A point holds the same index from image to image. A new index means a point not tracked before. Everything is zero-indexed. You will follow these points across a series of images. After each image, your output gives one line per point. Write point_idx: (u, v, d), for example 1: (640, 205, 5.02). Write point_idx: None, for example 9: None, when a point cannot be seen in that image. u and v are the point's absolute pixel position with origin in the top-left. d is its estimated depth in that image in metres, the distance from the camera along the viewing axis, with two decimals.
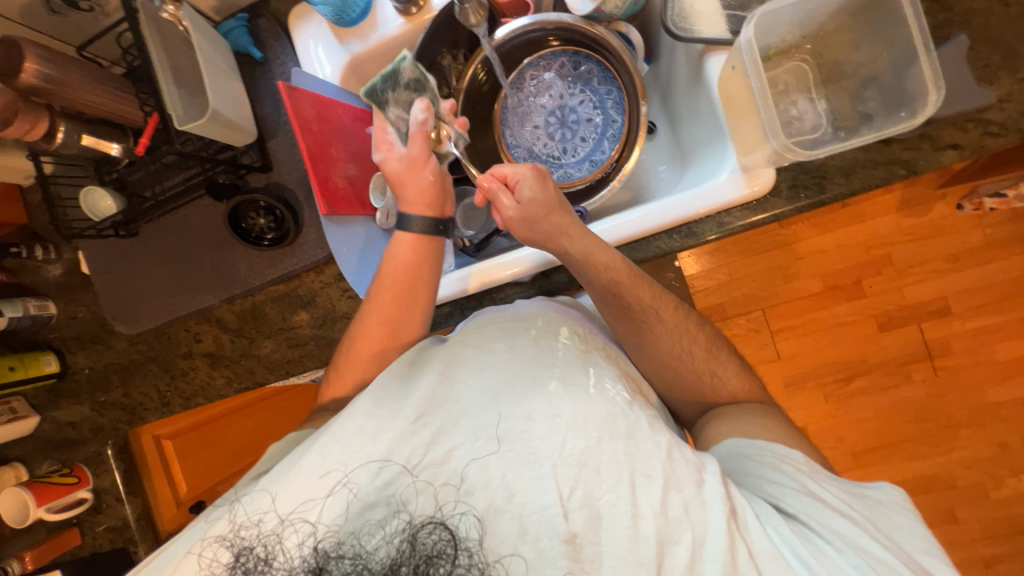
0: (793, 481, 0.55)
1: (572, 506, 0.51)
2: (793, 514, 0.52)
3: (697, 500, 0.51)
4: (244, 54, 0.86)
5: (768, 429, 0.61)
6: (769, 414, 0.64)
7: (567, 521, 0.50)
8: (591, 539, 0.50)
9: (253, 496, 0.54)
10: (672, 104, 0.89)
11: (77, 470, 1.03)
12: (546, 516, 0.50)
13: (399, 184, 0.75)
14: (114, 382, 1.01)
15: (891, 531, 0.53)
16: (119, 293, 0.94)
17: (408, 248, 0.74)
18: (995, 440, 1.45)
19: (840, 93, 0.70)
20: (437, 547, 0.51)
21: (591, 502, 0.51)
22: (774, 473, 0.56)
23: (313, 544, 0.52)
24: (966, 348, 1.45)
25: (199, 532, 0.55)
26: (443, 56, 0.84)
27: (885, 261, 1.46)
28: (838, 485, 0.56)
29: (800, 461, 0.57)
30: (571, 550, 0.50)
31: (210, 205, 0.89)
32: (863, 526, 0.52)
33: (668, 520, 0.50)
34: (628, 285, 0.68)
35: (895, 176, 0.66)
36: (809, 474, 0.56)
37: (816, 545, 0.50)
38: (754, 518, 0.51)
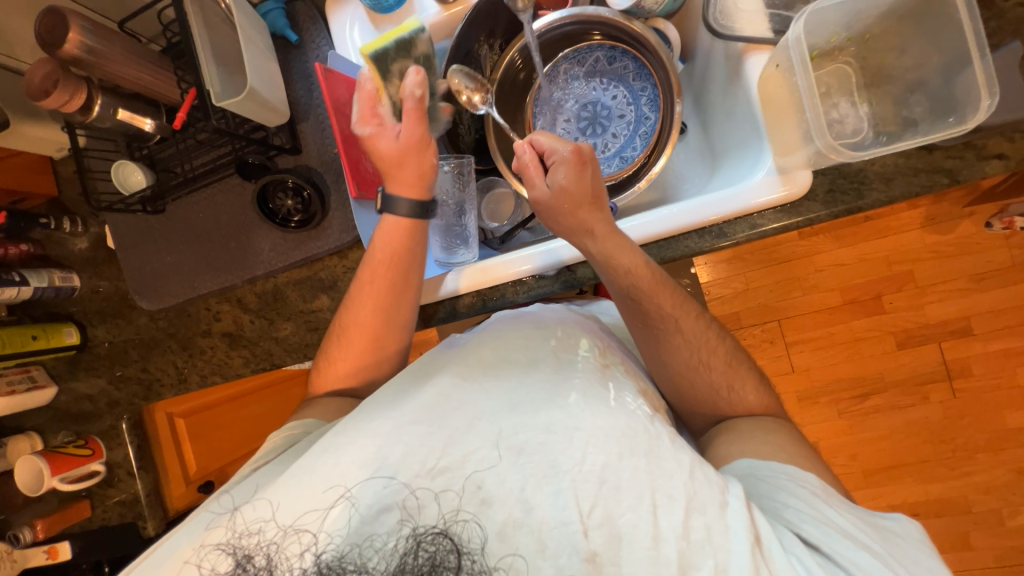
0: (811, 509, 0.51)
1: (591, 524, 0.48)
2: (816, 545, 0.49)
3: (720, 525, 0.47)
4: (280, 36, 0.86)
5: (781, 451, 0.59)
6: (783, 431, 0.62)
7: (587, 539, 0.47)
8: (611, 559, 0.47)
9: (254, 504, 0.52)
10: (705, 104, 0.88)
11: (91, 442, 1.05)
12: (566, 533, 0.48)
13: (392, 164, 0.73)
14: (132, 357, 1.02)
15: (912, 567, 0.50)
16: (143, 269, 0.94)
17: (398, 232, 0.73)
18: (1014, 466, 1.42)
19: (883, 97, 0.69)
20: (438, 556, 0.48)
21: (611, 520, 0.48)
22: (791, 497, 0.53)
23: (314, 555, 0.49)
24: (987, 370, 1.42)
25: (197, 538, 0.52)
26: (481, 45, 0.83)
27: (907, 277, 1.43)
28: (856, 513, 0.53)
29: (817, 484, 0.54)
30: (592, 569, 0.47)
31: (237, 185, 0.89)
32: (883, 559, 0.49)
33: (690, 545, 0.47)
34: (649, 292, 0.67)
35: (938, 185, 0.65)
36: (825, 499, 0.53)
37: None
38: (779, 547, 0.47)
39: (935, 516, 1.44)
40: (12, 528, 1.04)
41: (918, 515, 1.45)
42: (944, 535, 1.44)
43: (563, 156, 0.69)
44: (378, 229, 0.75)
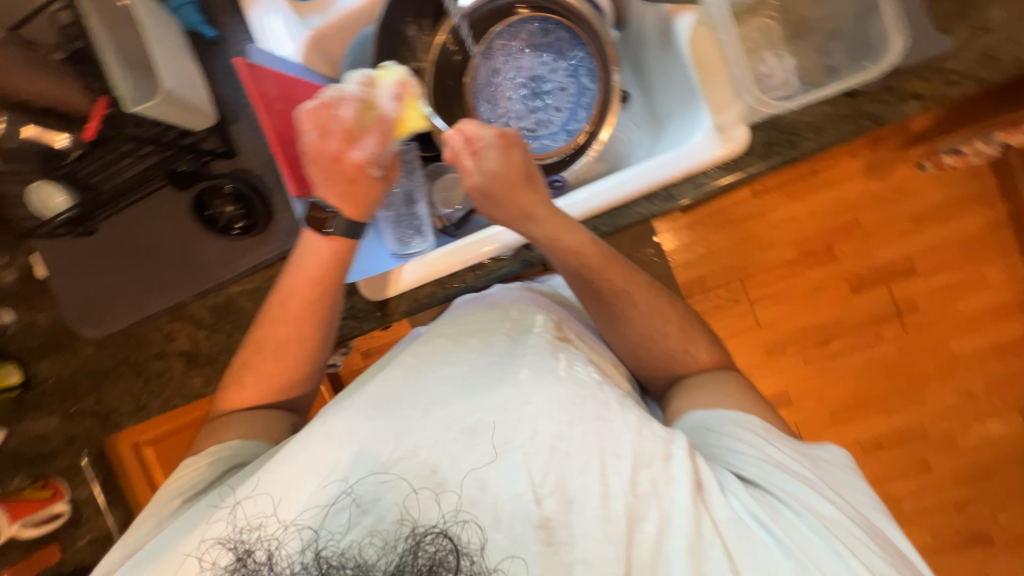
0: (751, 450, 0.55)
1: (544, 493, 0.48)
2: (753, 480, 0.53)
3: (665, 476, 0.50)
4: (196, 33, 0.82)
5: (728, 398, 0.62)
6: (734, 381, 0.65)
7: (540, 507, 0.48)
8: (563, 522, 0.48)
9: (255, 499, 0.51)
10: (644, 71, 0.89)
11: (51, 483, 0.99)
12: (518, 503, 0.48)
13: (354, 177, 0.72)
14: (84, 391, 0.95)
15: (837, 484, 0.55)
16: (81, 297, 0.88)
17: (315, 262, 0.71)
18: (961, 389, 1.53)
19: (806, 48, 0.71)
20: (437, 556, 0.48)
21: (562, 486, 0.49)
22: (735, 442, 0.56)
23: (314, 550, 0.48)
24: (932, 303, 1.51)
25: (197, 533, 0.52)
26: (409, 26, 0.81)
27: (854, 225, 1.50)
28: (792, 445, 0.57)
29: (757, 425, 0.58)
30: (544, 535, 0.47)
31: (173, 196, 0.85)
32: (818, 487, 0.53)
33: (637, 498, 0.49)
34: (600, 268, 0.68)
35: (863, 129, 0.68)
36: (765, 437, 0.57)
37: (775, 508, 0.50)
38: (719, 489, 0.50)
39: (897, 444, 1.54)
40: None
41: (882, 446, 1.55)
42: (906, 461, 1.55)
43: (490, 142, 0.70)
44: (302, 243, 0.73)
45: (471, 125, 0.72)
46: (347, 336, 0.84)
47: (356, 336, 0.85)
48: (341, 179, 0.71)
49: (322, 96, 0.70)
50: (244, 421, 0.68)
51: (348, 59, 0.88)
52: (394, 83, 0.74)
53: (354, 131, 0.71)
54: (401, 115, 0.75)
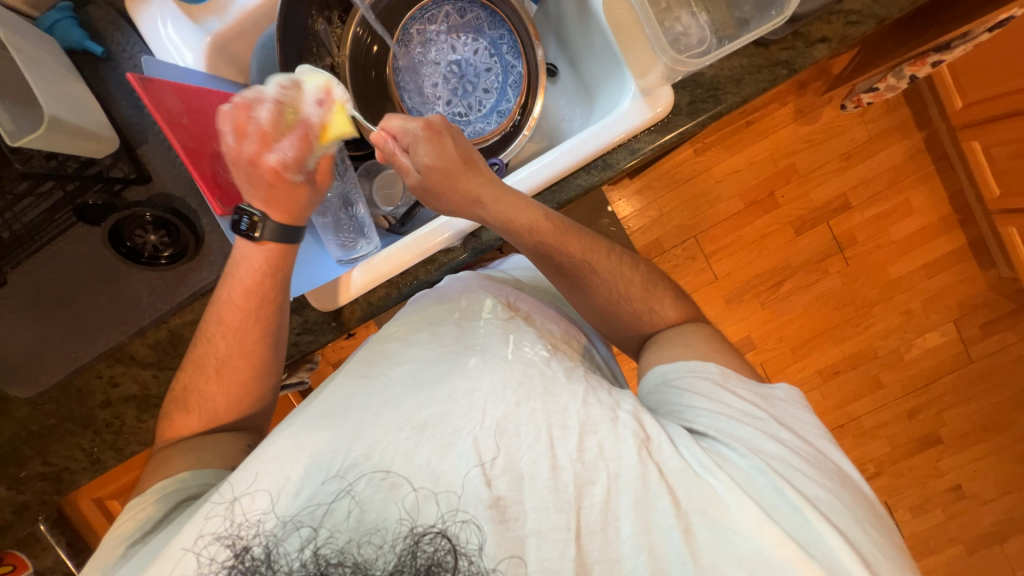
0: (704, 400, 0.58)
1: (494, 473, 0.48)
2: (703, 432, 0.55)
3: (612, 438, 0.51)
4: (80, 50, 0.74)
5: (693, 349, 0.64)
6: (702, 331, 0.68)
7: (490, 487, 0.48)
8: (515, 498, 0.48)
9: (253, 494, 0.49)
10: (568, 42, 0.88)
11: (9, 557, 0.92)
12: (469, 487, 0.47)
13: (272, 182, 0.68)
14: (27, 454, 0.88)
15: (791, 424, 0.58)
16: (3, 355, 0.81)
17: (251, 272, 0.69)
18: (901, 309, 1.65)
19: (717, 3, 0.72)
20: (436, 557, 0.46)
21: (512, 465, 0.49)
22: (692, 397, 0.58)
23: (313, 548, 0.46)
24: (867, 234, 1.62)
25: (195, 527, 0.49)
26: (315, 19, 0.76)
27: (790, 170, 1.57)
28: (749, 388, 0.60)
29: (714, 372, 0.60)
30: (496, 514, 0.47)
31: (86, 232, 0.78)
32: (765, 426, 0.56)
33: (585, 464, 0.50)
34: (555, 242, 0.68)
35: (779, 77, 0.70)
36: (722, 383, 0.59)
37: (720, 453, 0.53)
38: (668, 443, 0.52)
39: (851, 368, 1.66)
40: None
41: (839, 372, 1.67)
42: (861, 382, 1.67)
43: (419, 134, 0.69)
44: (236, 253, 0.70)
45: (397, 120, 0.70)
46: (306, 351, 0.81)
47: (316, 350, 0.82)
48: (261, 184, 0.68)
49: (238, 98, 0.66)
50: (188, 452, 0.64)
51: (258, 62, 0.83)
52: (319, 90, 0.69)
53: (270, 134, 0.67)
54: (326, 121, 0.70)
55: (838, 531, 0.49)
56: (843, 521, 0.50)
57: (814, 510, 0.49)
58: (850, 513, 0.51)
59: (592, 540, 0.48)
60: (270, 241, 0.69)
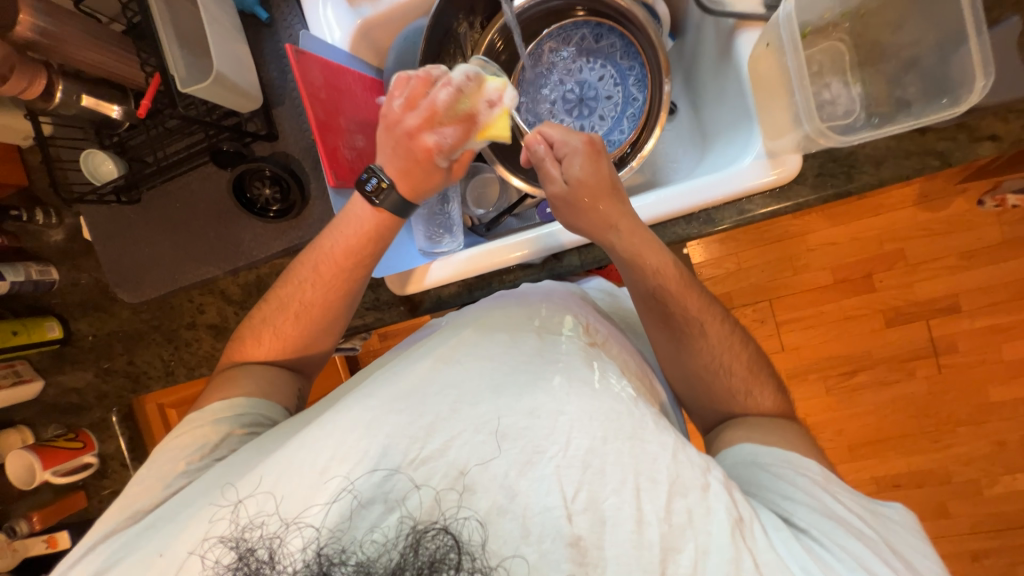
0: (807, 497, 0.53)
1: (575, 509, 0.47)
2: (804, 528, 0.51)
3: (702, 507, 0.48)
4: (249, 14, 0.83)
5: (787, 440, 0.61)
6: (792, 429, 0.64)
7: (571, 524, 0.46)
8: (595, 542, 0.46)
9: (257, 497, 0.50)
10: (696, 83, 0.86)
11: (82, 435, 1.04)
12: (548, 518, 0.47)
13: (421, 159, 0.71)
14: (117, 350, 1.00)
15: (901, 549, 0.53)
16: (121, 262, 0.91)
17: (355, 232, 0.72)
18: (994, 438, 1.45)
19: (876, 77, 0.66)
20: (440, 552, 0.47)
21: (595, 504, 0.47)
22: (788, 486, 0.55)
23: (315, 548, 0.47)
24: (974, 346, 1.44)
25: (201, 531, 0.50)
26: (460, 23, 0.79)
27: (898, 256, 1.43)
28: (854, 498, 0.55)
29: (816, 474, 0.56)
30: (576, 554, 0.46)
31: (212, 173, 0.86)
32: (875, 545, 0.51)
33: (672, 528, 0.47)
34: (676, 293, 0.67)
35: (928, 168, 0.64)
36: (824, 486, 0.55)
37: (825, 560, 0.48)
38: (762, 531, 0.48)
39: (916, 487, 1.48)
40: (10, 519, 1.06)
41: (900, 486, 1.49)
42: (924, 504, 1.49)
43: (575, 147, 0.68)
44: (347, 209, 0.73)
45: (554, 130, 0.70)
46: (369, 325, 0.85)
47: (378, 326, 0.86)
48: (406, 157, 0.71)
49: (427, 72, 0.70)
50: (249, 376, 0.70)
51: (396, 50, 0.88)
52: (497, 91, 0.71)
53: (438, 115, 0.69)
54: (491, 122, 0.71)
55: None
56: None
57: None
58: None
59: None
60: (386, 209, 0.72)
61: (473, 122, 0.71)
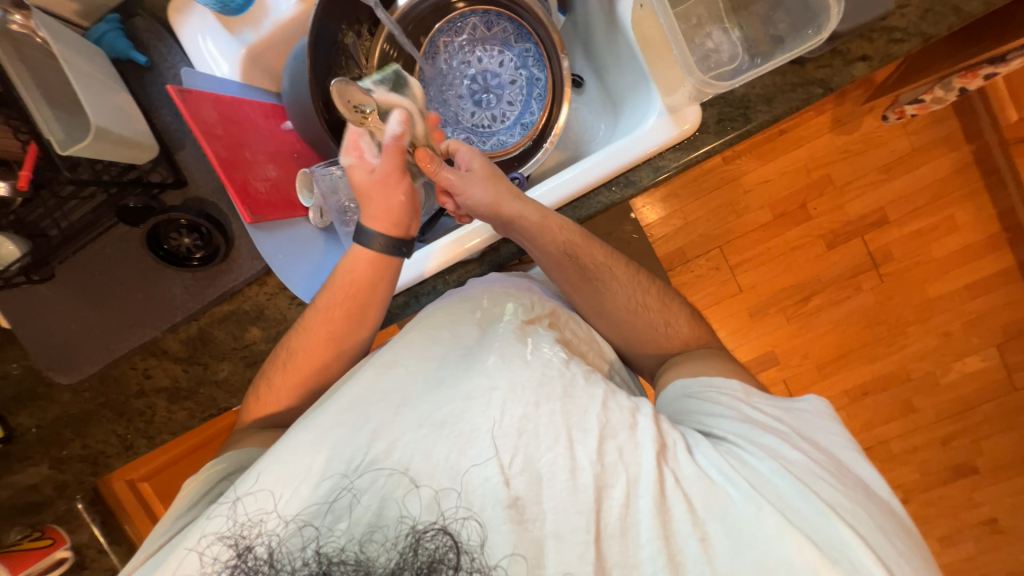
0: (726, 410, 0.56)
1: (513, 473, 0.47)
2: (721, 437, 0.54)
3: (631, 443, 0.49)
4: (126, 60, 0.79)
5: (715, 366, 0.63)
6: (719, 356, 0.66)
7: (509, 487, 0.46)
8: (533, 499, 0.47)
9: (255, 495, 0.49)
10: (595, 54, 0.87)
11: (49, 531, 1.00)
12: (488, 486, 0.47)
13: (366, 196, 0.72)
14: (68, 436, 0.93)
15: (814, 436, 0.55)
16: (49, 345, 0.85)
17: (365, 263, 0.70)
18: (940, 331, 1.57)
19: (751, 19, 0.70)
20: (439, 552, 0.46)
21: (532, 464, 0.47)
22: (712, 405, 0.58)
23: (315, 548, 0.47)
24: (906, 251, 1.54)
25: (199, 529, 0.50)
26: (345, 34, 0.78)
27: (825, 181, 1.51)
28: (771, 404, 0.58)
29: (737, 389, 0.59)
30: (515, 514, 0.46)
31: (126, 233, 0.82)
32: (787, 437, 0.53)
33: (605, 467, 0.48)
34: (583, 246, 0.69)
35: (814, 96, 0.68)
36: (744, 400, 0.58)
37: (739, 458, 0.50)
38: (682, 448, 0.50)
39: (881, 390, 1.59)
40: None
41: (868, 393, 1.60)
42: (891, 404, 1.60)
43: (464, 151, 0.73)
44: (347, 256, 0.71)
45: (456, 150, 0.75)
46: None
47: None
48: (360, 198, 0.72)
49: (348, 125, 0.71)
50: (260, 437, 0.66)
51: (289, 74, 0.79)
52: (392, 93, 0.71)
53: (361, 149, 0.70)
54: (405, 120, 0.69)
55: (863, 540, 0.46)
56: (870, 531, 0.47)
57: (835, 516, 0.46)
58: (879, 526, 0.48)
59: (611, 543, 0.46)
60: (384, 253, 0.71)
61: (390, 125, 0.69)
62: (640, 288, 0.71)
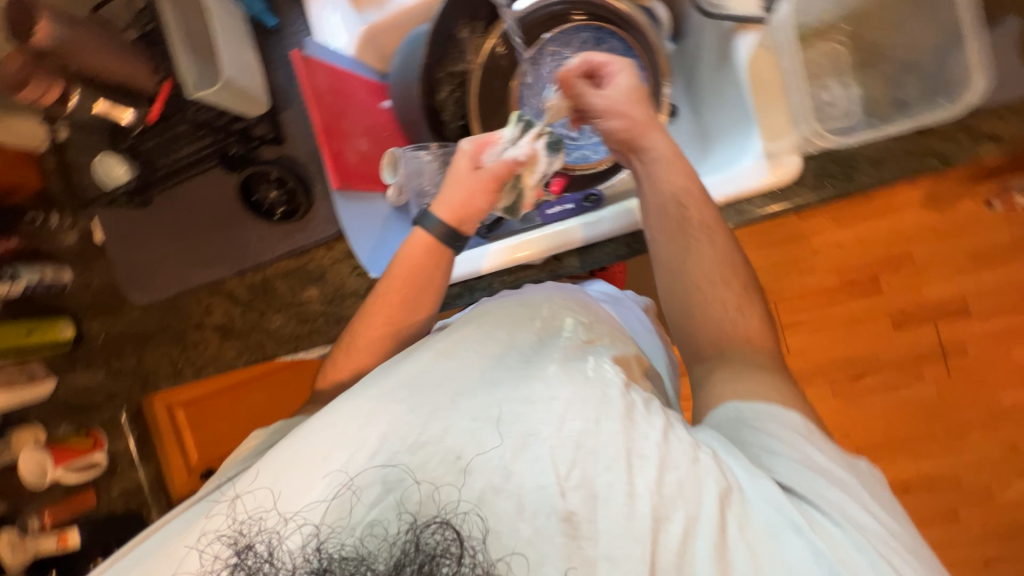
0: (789, 449, 0.48)
1: (569, 485, 0.45)
2: (791, 488, 0.46)
3: (692, 477, 0.45)
4: (258, 21, 0.86)
5: (775, 390, 0.54)
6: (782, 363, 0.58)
7: (564, 500, 0.45)
8: (588, 516, 0.45)
9: (254, 493, 0.49)
10: (697, 86, 0.87)
11: (93, 433, 1.05)
12: (543, 496, 0.45)
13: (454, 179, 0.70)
14: (127, 351, 1.01)
15: (890, 503, 0.48)
16: (133, 265, 0.93)
17: (421, 250, 0.69)
18: (1004, 443, 1.43)
19: (877, 78, 0.71)
20: (441, 546, 0.45)
21: (589, 481, 0.45)
22: (774, 441, 0.49)
23: (315, 545, 0.46)
24: (982, 349, 1.42)
25: (198, 527, 0.49)
26: (461, 28, 0.80)
27: (905, 258, 1.42)
28: (837, 449, 0.50)
29: (799, 423, 0.50)
30: (569, 528, 0.44)
31: (222, 177, 0.89)
32: (858, 494, 0.47)
33: (663, 499, 0.45)
34: (686, 203, 0.64)
35: (926, 168, 0.63)
36: (808, 438, 0.49)
37: (815, 518, 0.44)
38: (752, 492, 0.46)
39: (926, 492, 1.47)
40: (23, 515, 1.07)
41: (910, 492, 1.48)
42: (934, 509, 1.47)
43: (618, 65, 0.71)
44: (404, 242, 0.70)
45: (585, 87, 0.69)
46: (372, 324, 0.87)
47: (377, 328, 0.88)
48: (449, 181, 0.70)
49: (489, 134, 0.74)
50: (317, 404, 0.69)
51: (400, 56, 0.83)
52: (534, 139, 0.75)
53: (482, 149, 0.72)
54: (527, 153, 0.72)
55: None
56: None
57: None
58: None
59: None
60: (440, 241, 0.69)
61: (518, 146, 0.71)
62: (706, 294, 0.62)
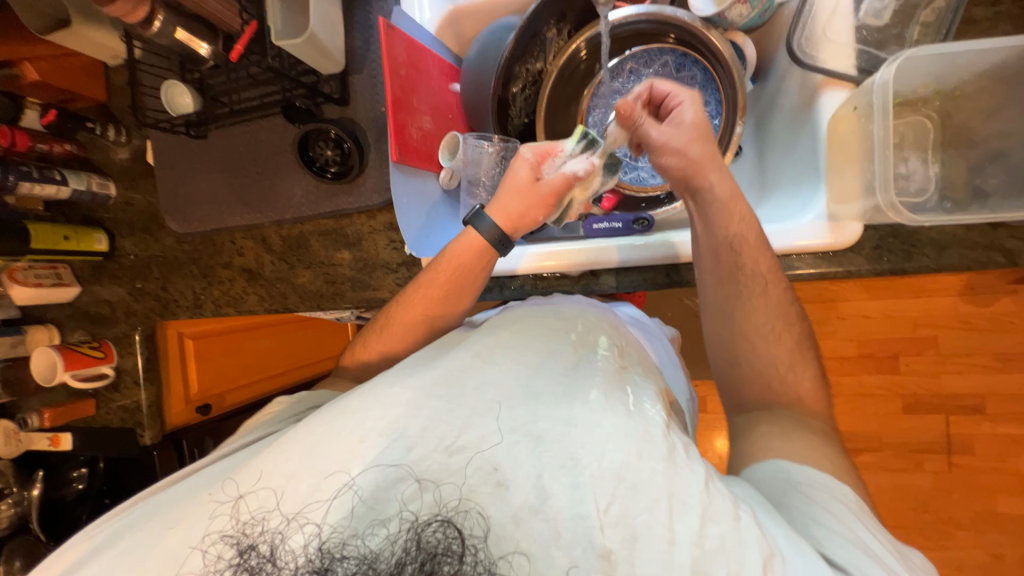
0: (843, 528, 0.46)
1: (607, 521, 0.45)
2: (844, 566, 0.43)
3: (734, 538, 0.43)
4: None
5: (819, 459, 0.54)
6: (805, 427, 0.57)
7: (602, 535, 0.44)
8: (625, 558, 0.44)
9: (258, 493, 0.48)
10: (767, 131, 0.86)
11: (105, 345, 1.06)
12: (580, 525, 0.45)
13: (510, 189, 0.70)
14: (154, 273, 1.02)
15: None
16: (177, 191, 0.95)
17: (472, 251, 0.69)
18: (992, 550, 1.40)
19: (958, 160, 0.69)
20: (443, 545, 0.45)
21: (626, 520, 0.45)
22: (823, 515, 0.47)
23: (317, 544, 0.45)
24: (990, 452, 1.39)
25: (201, 527, 0.48)
26: (550, 28, 0.81)
27: (930, 343, 1.38)
28: (883, 534, 0.48)
29: (850, 499, 0.49)
30: (605, 566, 0.44)
31: (280, 124, 0.89)
32: None
33: (704, 553, 0.43)
34: (751, 246, 0.63)
35: (992, 264, 0.62)
36: (859, 516, 0.48)
37: None
38: (797, 562, 0.43)
39: None
40: (23, 411, 1.10)
41: None
42: None
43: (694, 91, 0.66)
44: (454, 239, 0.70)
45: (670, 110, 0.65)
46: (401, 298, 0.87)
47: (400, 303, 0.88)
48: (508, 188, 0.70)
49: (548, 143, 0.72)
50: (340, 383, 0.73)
51: (478, 43, 0.82)
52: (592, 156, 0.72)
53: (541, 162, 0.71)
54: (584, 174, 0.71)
55: None
56: None
57: None
58: None
59: None
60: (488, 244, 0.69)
61: (576, 165, 0.70)
62: (757, 343, 0.63)
